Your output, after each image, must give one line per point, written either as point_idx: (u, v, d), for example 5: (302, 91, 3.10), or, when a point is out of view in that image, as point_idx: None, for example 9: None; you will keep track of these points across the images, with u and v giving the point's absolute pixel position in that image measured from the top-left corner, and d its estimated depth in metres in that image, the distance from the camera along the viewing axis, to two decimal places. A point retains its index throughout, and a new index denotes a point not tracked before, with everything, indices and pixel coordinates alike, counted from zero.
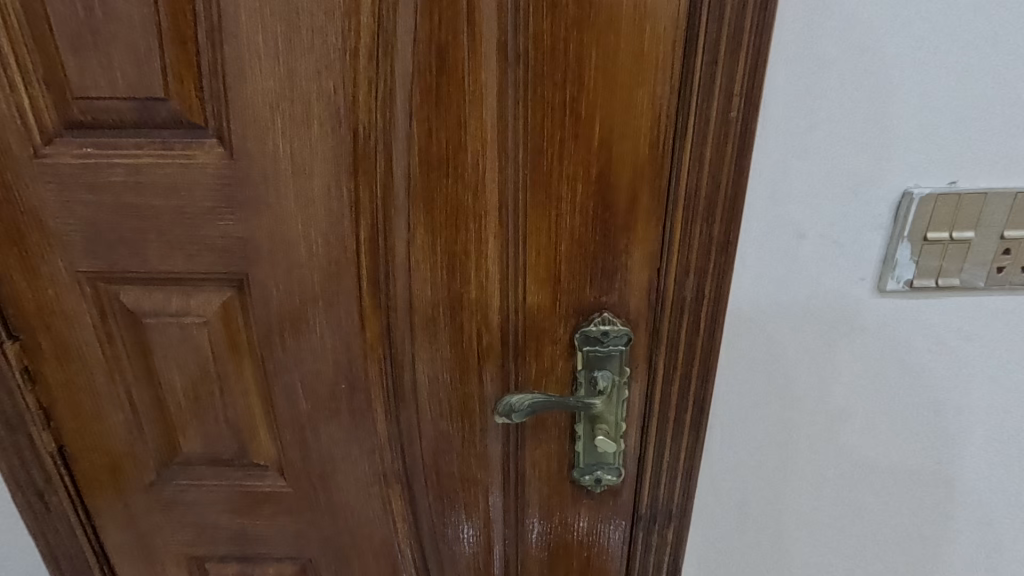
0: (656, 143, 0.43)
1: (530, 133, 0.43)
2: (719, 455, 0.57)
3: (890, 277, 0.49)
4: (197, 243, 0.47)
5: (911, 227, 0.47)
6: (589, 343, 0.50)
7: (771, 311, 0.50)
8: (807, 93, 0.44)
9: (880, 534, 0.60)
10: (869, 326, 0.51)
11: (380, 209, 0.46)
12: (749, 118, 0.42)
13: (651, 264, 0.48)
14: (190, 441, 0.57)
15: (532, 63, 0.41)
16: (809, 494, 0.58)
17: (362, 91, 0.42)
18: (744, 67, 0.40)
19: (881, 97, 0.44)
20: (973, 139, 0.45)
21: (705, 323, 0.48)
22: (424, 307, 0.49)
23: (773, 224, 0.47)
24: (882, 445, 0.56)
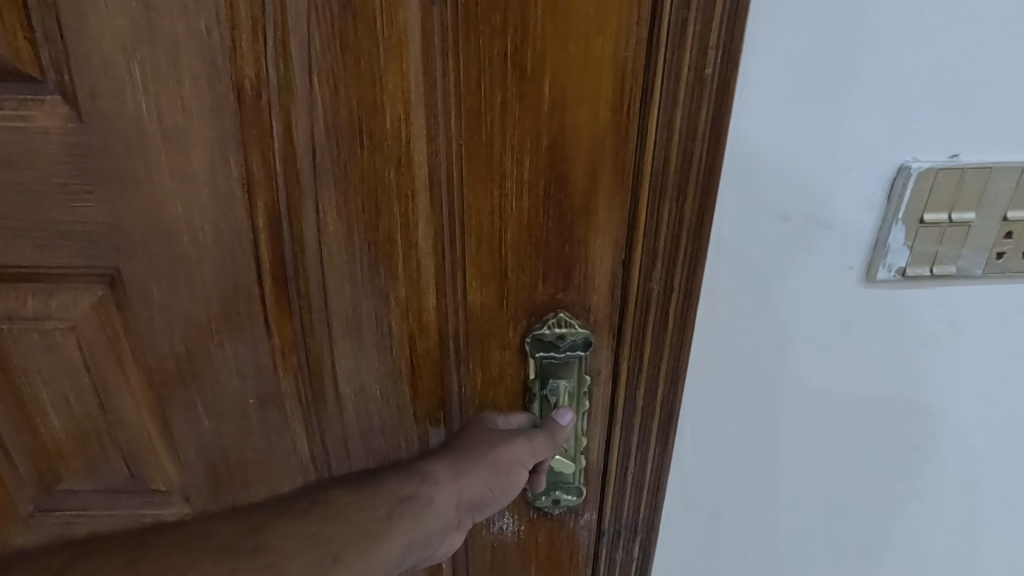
0: (621, 107, 0.35)
1: (462, 93, 0.34)
2: (689, 465, 0.51)
3: (880, 265, 0.42)
4: (48, 231, 0.37)
5: (906, 208, 0.40)
6: (542, 348, 0.42)
7: (747, 306, 0.44)
8: (797, 44, 0.36)
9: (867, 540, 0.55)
10: (857, 322, 0.45)
11: (280, 187, 0.37)
12: (728, 77, 0.34)
13: (615, 255, 0.40)
14: (70, 466, 0.48)
15: (463, 2, 0.32)
16: (783, 508, 0.53)
17: (245, 35, 0.33)
18: (723, 12, 0.33)
19: (885, 50, 0.36)
20: (984, 102, 0.38)
21: (675, 319, 0.41)
22: (345, 308, 0.41)
23: (749, 205, 0.40)
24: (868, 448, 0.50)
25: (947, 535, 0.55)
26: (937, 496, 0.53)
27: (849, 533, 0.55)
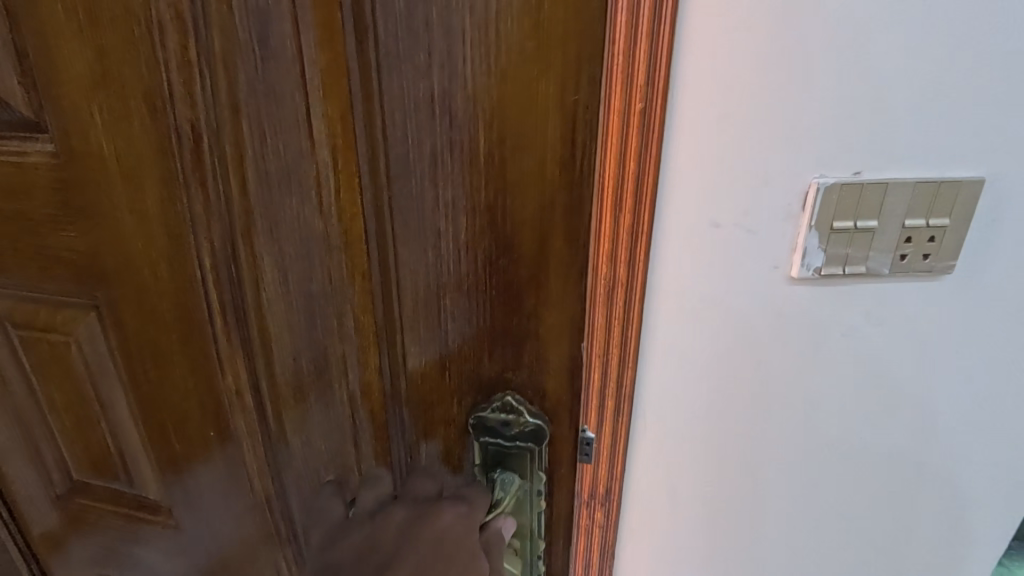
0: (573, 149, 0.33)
1: (386, 139, 0.30)
2: (650, 441, 0.57)
3: (800, 265, 0.50)
4: (47, 255, 0.41)
5: (818, 216, 0.48)
6: (487, 434, 0.36)
7: (691, 300, 0.51)
8: (719, 79, 0.43)
9: (835, 512, 0.61)
10: (789, 315, 0.52)
11: (221, 229, 0.36)
12: (651, 112, 0.40)
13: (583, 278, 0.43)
14: (83, 461, 0.52)
15: (382, 37, 0.28)
16: (741, 486, 0.60)
17: (180, 78, 0.32)
18: (643, 57, 0.39)
19: (801, 81, 0.43)
20: (889, 132, 0.45)
21: (616, 317, 0.47)
22: (285, 357, 0.38)
23: (686, 210, 0.48)
24: (821, 426, 0.57)
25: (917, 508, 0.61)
26: (898, 474, 0.59)
27: (813, 507, 0.61)
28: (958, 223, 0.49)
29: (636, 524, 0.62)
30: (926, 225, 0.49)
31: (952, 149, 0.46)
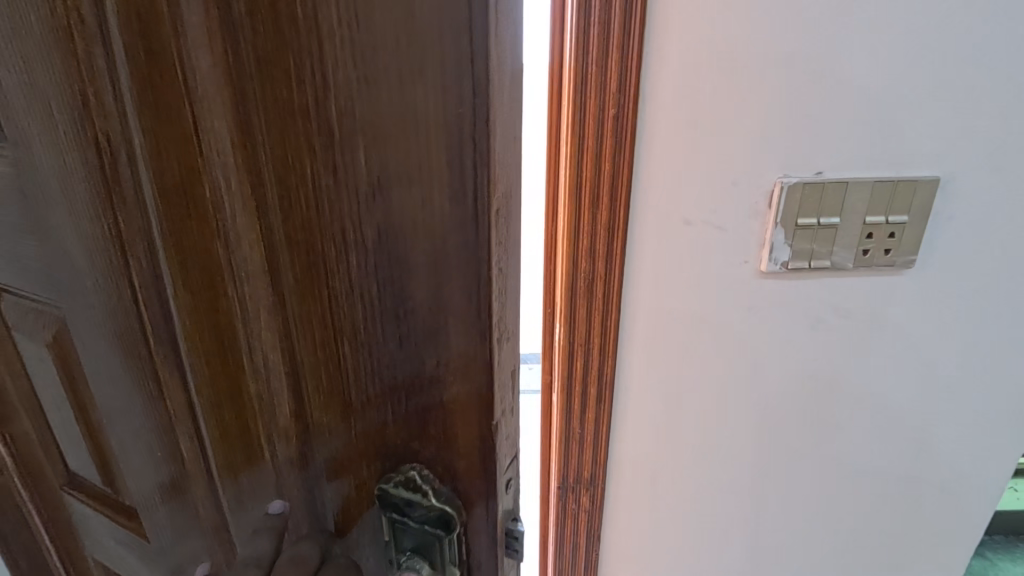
0: (578, 196, 0.60)
1: (268, 161, 0.26)
2: (640, 390, 0.73)
3: (770, 258, 0.64)
4: (23, 261, 0.42)
5: (783, 214, 0.62)
6: (390, 511, 0.31)
7: (666, 278, 0.66)
8: (685, 98, 0.57)
9: (798, 446, 0.78)
10: (757, 294, 0.67)
11: (138, 249, 0.33)
12: (623, 127, 0.58)
13: (568, 273, 0.64)
14: (81, 460, 0.54)
15: (253, 41, 0.24)
16: (716, 427, 0.76)
17: (86, 88, 0.30)
18: (614, 89, 0.56)
19: (756, 102, 0.57)
20: (843, 153, 0.60)
21: (601, 280, 0.65)
22: (204, 392, 0.35)
23: (660, 207, 0.62)
24: (785, 377, 0.73)
25: (878, 447, 0.79)
26: (851, 415, 0.76)
27: (779, 442, 0.78)
28: (914, 219, 0.64)
29: (632, 459, 0.78)
30: (886, 221, 0.63)
31: (903, 164, 0.61)
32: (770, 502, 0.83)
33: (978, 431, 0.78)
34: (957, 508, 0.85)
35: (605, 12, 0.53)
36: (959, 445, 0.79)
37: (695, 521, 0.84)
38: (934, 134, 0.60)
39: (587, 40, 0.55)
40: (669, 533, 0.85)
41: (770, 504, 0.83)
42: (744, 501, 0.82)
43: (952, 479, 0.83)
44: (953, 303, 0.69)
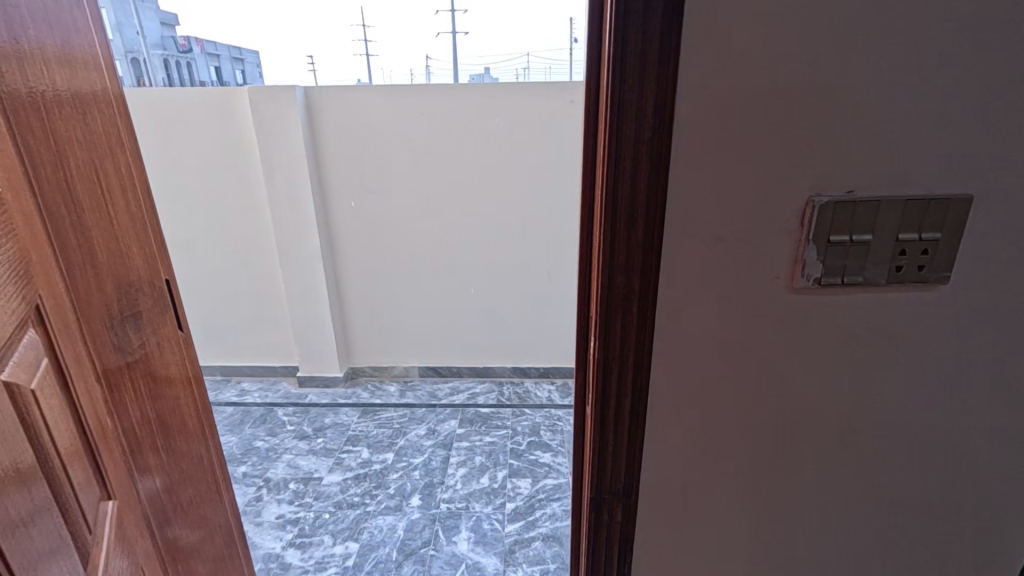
0: (616, 214, 0.63)
1: None
2: (671, 403, 0.73)
3: (801, 275, 0.66)
4: None
5: (814, 230, 0.63)
6: None
7: (698, 293, 0.67)
8: (715, 118, 0.59)
9: (830, 461, 0.79)
10: (790, 309, 0.68)
11: None
12: (660, 147, 0.60)
13: (604, 289, 0.67)
14: None
15: None
16: (746, 439, 0.77)
17: None
18: (648, 111, 0.58)
19: (784, 123, 0.60)
20: (874, 172, 0.62)
21: (636, 296, 0.66)
22: None
23: (692, 223, 0.64)
24: (817, 392, 0.73)
25: (913, 463, 0.79)
26: (885, 431, 0.76)
27: (810, 456, 0.78)
28: (948, 236, 0.65)
29: (662, 473, 0.79)
30: (919, 239, 0.65)
31: (938, 182, 0.62)
32: (804, 518, 0.83)
33: (1017, 451, 0.78)
34: (996, 525, 0.84)
35: (642, 40, 0.56)
36: (996, 462, 0.79)
37: (727, 537, 0.84)
38: (966, 154, 0.62)
39: (621, 63, 0.57)
40: (697, 548, 0.85)
41: (800, 521, 0.83)
42: (776, 516, 0.83)
43: (995, 499, 0.82)
44: (990, 318, 0.69)
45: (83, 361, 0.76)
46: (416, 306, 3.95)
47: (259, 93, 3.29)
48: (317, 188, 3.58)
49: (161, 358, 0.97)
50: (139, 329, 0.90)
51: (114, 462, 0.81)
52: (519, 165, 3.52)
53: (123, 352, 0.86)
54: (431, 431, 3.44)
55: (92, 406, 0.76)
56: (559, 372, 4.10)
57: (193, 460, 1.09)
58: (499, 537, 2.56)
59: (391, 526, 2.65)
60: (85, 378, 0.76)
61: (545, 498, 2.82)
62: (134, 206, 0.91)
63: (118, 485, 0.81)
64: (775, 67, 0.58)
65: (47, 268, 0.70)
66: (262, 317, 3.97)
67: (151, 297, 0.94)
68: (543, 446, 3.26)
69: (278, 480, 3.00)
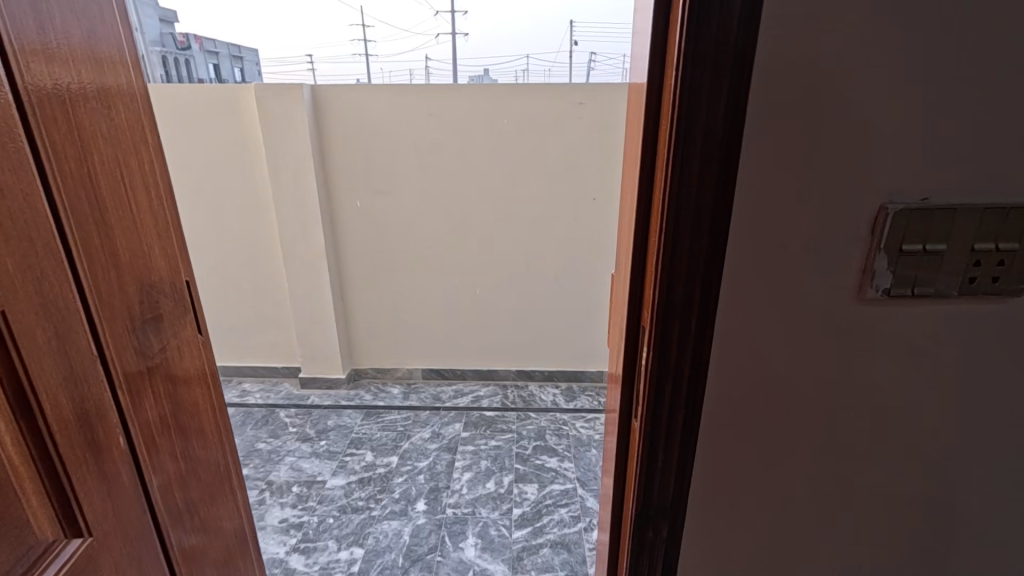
0: (679, 219, 0.59)
1: None
2: (721, 417, 0.70)
3: (871, 285, 0.63)
4: None
5: (887, 239, 0.61)
6: None
7: (759, 302, 0.64)
8: (789, 120, 0.56)
9: (883, 478, 0.76)
10: (852, 322, 0.65)
11: None
12: (730, 150, 0.56)
13: (662, 297, 0.62)
14: None
15: None
16: (798, 454, 0.74)
17: None
18: (722, 112, 0.55)
19: (860, 127, 0.57)
20: (952, 179, 0.59)
21: (696, 307, 0.63)
22: None
23: (758, 231, 0.61)
24: (875, 407, 0.71)
25: (971, 481, 0.76)
26: (944, 449, 0.73)
27: (863, 472, 0.75)
28: None
29: (708, 488, 0.75)
30: (995, 250, 0.62)
31: (1018, 192, 0.60)
32: (852, 535, 0.80)
33: None
34: None
35: (720, 36, 0.52)
36: None
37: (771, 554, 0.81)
38: None
39: (694, 61, 0.53)
40: (740, 565, 0.82)
41: (848, 538, 0.80)
42: (822, 534, 0.80)
43: None
44: None
45: (96, 369, 0.71)
46: (421, 307, 3.92)
47: (266, 91, 3.25)
48: (323, 187, 3.54)
49: (180, 364, 0.93)
50: (159, 332, 0.87)
51: (112, 481, 0.74)
52: (527, 167, 3.49)
53: (145, 356, 0.82)
54: (435, 434, 3.40)
55: (90, 424, 0.69)
56: (564, 376, 4.08)
57: (208, 466, 1.04)
58: (507, 544, 2.53)
59: (397, 531, 2.61)
60: (94, 387, 0.70)
61: (553, 504, 2.79)
62: (157, 203, 0.87)
63: (113, 507, 0.74)
64: (853, 70, 0.55)
65: (54, 273, 0.64)
66: (264, 317, 3.93)
67: (173, 302, 0.91)
68: (549, 451, 3.23)
69: (280, 483, 2.95)
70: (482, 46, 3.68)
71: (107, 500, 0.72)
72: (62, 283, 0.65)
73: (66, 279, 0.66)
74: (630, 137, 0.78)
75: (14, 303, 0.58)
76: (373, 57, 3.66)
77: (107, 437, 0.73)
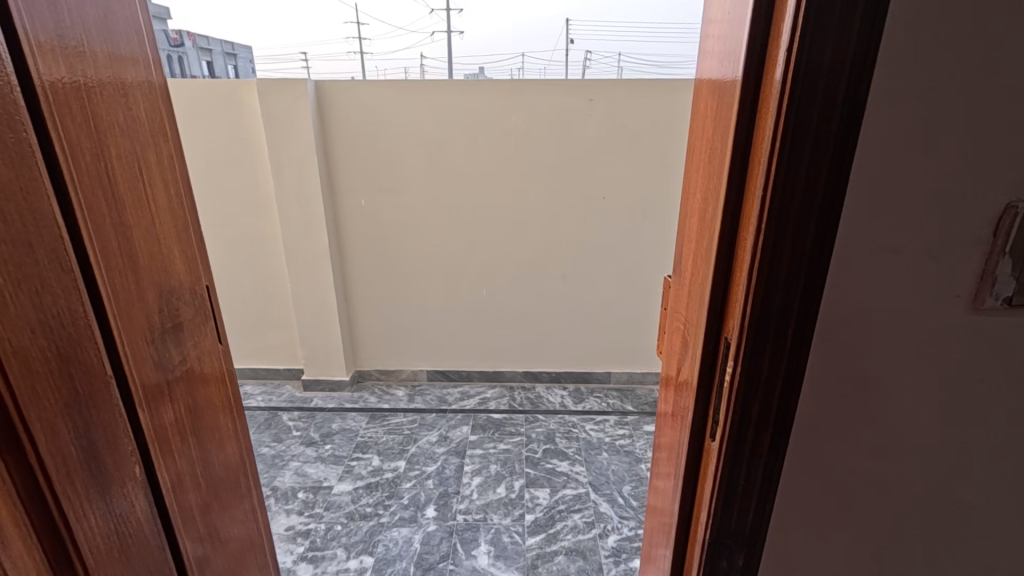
0: (782, 221, 0.52)
1: None
2: (812, 440, 0.63)
3: (988, 294, 0.56)
4: None
5: (1011, 242, 0.54)
6: None
7: (863, 313, 0.57)
8: (911, 107, 0.50)
9: (990, 511, 0.67)
10: (968, 336, 0.58)
11: None
12: (846, 142, 0.49)
13: (757, 309, 0.55)
14: None
15: None
16: (895, 483, 0.66)
17: None
18: (841, 97, 0.47)
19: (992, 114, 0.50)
20: None
21: (794, 318, 0.56)
22: None
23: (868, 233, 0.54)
24: (987, 431, 0.63)
25: None
26: None
27: (966, 504, 0.67)
28: None
29: (790, 518, 0.68)
30: None
31: None
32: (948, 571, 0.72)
33: None
34: None
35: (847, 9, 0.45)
36: None
37: None
38: None
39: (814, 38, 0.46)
40: None
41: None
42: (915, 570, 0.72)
43: None
44: None
45: (112, 394, 0.63)
46: (426, 307, 3.85)
47: (268, 86, 3.16)
48: (327, 185, 3.47)
49: (200, 376, 0.86)
50: (179, 343, 0.80)
51: (124, 517, 0.65)
52: (535, 165, 3.42)
53: (164, 369, 0.75)
54: (442, 438, 3.33)
55: (99, 457, 0.61)
56: (571, 377, 4.03)
57: (227, 485, 0.97)
58: (521, 551, 2.46)
59: (407, 538, 2.54)
60: (112, 408, 0.63)
61: (566, 510, 2.73)
62: (176, 202, 0.80)
63: (124, 544, 0.66)
64: (991, 51, 0.48)
65: (61, 289, 0.56)
66: (265, 318, 3.84)
67: (193, 311, 0.83)
68: (560, 455, 3.16)
69: (285, 489, 2.88)
70: (476, 43, 3.65)
71: (117, 538, 0.64)
72: (70, 299, 0.57)
73: (76, 295, 0.58)
74: (699, 134, 0.71)
75: (18, 317, 0.50)
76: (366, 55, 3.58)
77: (119, 471, 0.64)
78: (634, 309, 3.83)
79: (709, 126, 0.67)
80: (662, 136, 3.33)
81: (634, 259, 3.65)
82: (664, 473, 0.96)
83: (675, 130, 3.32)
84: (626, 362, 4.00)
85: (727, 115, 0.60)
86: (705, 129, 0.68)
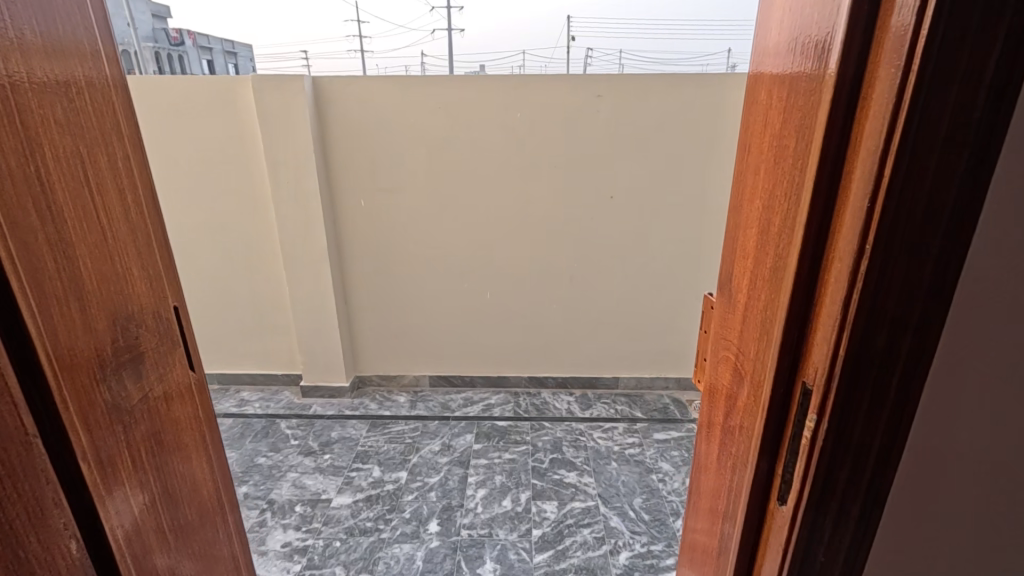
0: (897, 250, 0.40)
1: None
2: (904, 507, 0.51)
3: None
4: None
5: None
6: None
7: (984, 354, 0.45)
8: None
9: None
10: None
11: None
12: (988, 138, 0.37)
13: (853, 351, 0.43)
14: None
15: None
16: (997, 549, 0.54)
17: None
18: (989, 77, 0.35)
19: None
20: None
21: (903, 362, 0.43)
22: None
23: (1000, 258, 0.41)
24: None
25: None
26: None
27: None
28: None
29: None
30: None
31: None
32: None
33: None
34: None
35: None
36: None
37: None
38: None
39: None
40: None
41: None
42: None
43: None
44: None
45: (36, 454, 0.51)
46: (428, 312, 3.73)
47: (264, 83, 3.04)
48: (325, 186, 3.35)
49: (170, 413, 0.74)
50: (141, 377, 0.68)
51: None
52: (541, 164, 3.30)
53: (118, 411, 0.63)
54: (445, 447, 3.21)
55: (13, 533, 0.49)
56: (577, 382, 3.91)
57: (205, 536, 0.84)
58: (528, 570, 2.35)
59: (409, 555, 2.43)
60: (36, 470, 0.51)
61: (575, 524, 2.61)
62: (138, 214, 0.68)
63: None
64: None
65: None
66: (264, 324, 3.73)
67: (158, 344, 0.71)
68: (567, 465, 3.05)
69: (282, 502, 2.76)
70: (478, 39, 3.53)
71: None
72: None
73: None
74: (758, 130, 0.58)
75: None
76: (370, 54, 3.39)
77: (44, 545, 0.52)
78: (642, 313, 3.71)
79: (775, 127, 0.54)
80: (673, 133, 3.20)
81: (642, 261, 3.54)
82: (702, 519, 0.84)
83: (686, 127, 3.19)
84: (634, 367, 3.88)
85: (805, 112, 0.48)
86: (767, 125, 0.56)
